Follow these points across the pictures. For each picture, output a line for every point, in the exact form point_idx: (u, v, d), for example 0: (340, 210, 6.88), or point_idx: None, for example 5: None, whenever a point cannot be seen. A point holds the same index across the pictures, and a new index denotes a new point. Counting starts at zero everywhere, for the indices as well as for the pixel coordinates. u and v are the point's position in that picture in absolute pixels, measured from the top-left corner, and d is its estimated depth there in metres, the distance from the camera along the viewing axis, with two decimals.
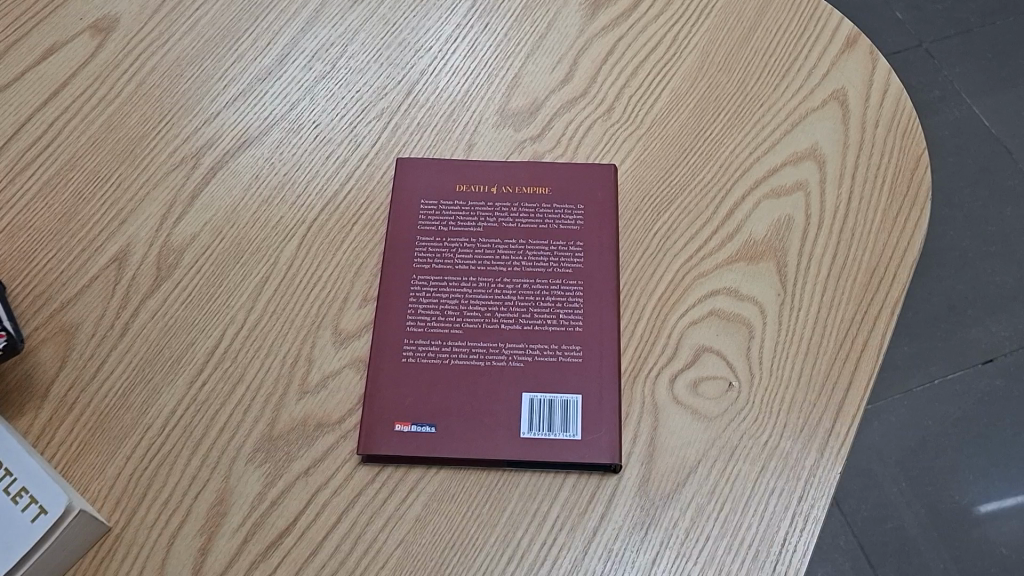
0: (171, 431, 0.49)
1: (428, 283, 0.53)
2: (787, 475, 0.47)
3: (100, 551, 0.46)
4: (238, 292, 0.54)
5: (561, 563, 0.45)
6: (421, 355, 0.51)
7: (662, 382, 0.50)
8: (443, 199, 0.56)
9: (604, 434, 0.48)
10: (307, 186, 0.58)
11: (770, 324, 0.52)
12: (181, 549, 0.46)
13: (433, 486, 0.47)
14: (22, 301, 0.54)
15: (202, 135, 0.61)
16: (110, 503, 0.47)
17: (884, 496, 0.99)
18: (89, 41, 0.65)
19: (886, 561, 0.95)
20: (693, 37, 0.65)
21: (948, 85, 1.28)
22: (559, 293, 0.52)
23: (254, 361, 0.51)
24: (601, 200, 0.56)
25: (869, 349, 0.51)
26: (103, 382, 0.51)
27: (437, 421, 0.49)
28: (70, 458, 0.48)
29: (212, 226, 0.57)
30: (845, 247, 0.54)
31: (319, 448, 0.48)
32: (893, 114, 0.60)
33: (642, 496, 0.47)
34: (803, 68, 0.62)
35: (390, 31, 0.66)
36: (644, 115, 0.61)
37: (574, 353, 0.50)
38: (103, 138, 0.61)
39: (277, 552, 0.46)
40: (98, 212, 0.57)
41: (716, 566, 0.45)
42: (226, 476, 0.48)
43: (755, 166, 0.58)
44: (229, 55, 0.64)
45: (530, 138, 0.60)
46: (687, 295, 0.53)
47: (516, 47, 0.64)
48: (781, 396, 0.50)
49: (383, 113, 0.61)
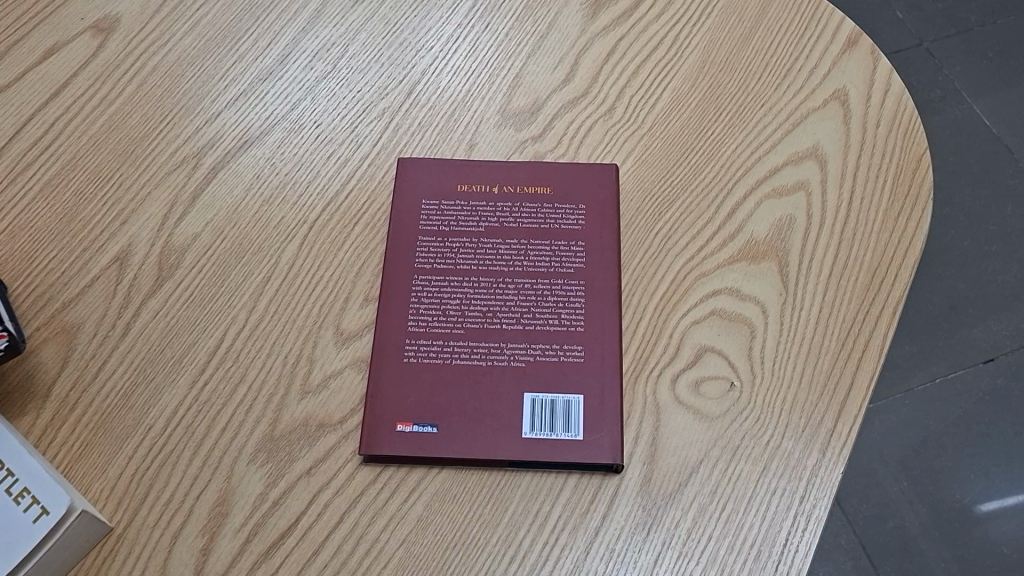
0: (173, 431, 0.49)
1: (429, 283, 0.53)
2: (789, 475, 0.47)
3: (102, 551, 0.46)
4: (240, 292, 0.54)
5: (563, 562, 0.45)
6: (422, 355, 0.51)
7: (664, 382, 0.50)
8: (445, 199, 0.56)
9: (606, 434, 0.48)
10: (309, 186, 0.58)
11: (772, 323, 0.52)
12: (184, 549, 0.46)
13: (435, 486, 0.47)
14: (23, 301, 0.54)
15: (203, 135, 0.61)
16: (112, 503, 0.47)
17: (885, 495, 0.99)
18: (90, 41, 0.65)
19: (887, 560, 0.95)
20: (695, 37, 0.65)
21: (949, 84, 1.28)
22: (560, 293, 0.52)
23: (256, 361, 0.51)
24: (602, 199, 0.56)
25: (871, 348, 0.51)
26: (105, 382, 0.51)
27: (439, 421, 0.49)
28: (71, 458, 0.48)
29: (213, 226, 0.57)
30: (846, 247, 0.54)
31: (321, 448, 0.48)
32: (895, 114, 0.60)
33: (644, 496, 0.47)
34: (804, 68, 0.62)
35: (391, 31, 0.66)
36: (645, 115, 0.61)
37: (576, 353, 0.50)
38: (104, 138, 0.60)
39: (279, 552, 0.46)
40: (100, 212, 0.57)
41: (718, 566, 0.45)
42: (228, 476, 0.48)
43: (756, 166, 0.58)
44: (230, 55, 0.64)
45: (531, 138, 0.60)
46: (688, 295, 0.53)
47: (517, 47, 0.64)
48: (783, 396, 0.50)
49: (384, 113, 0.61)
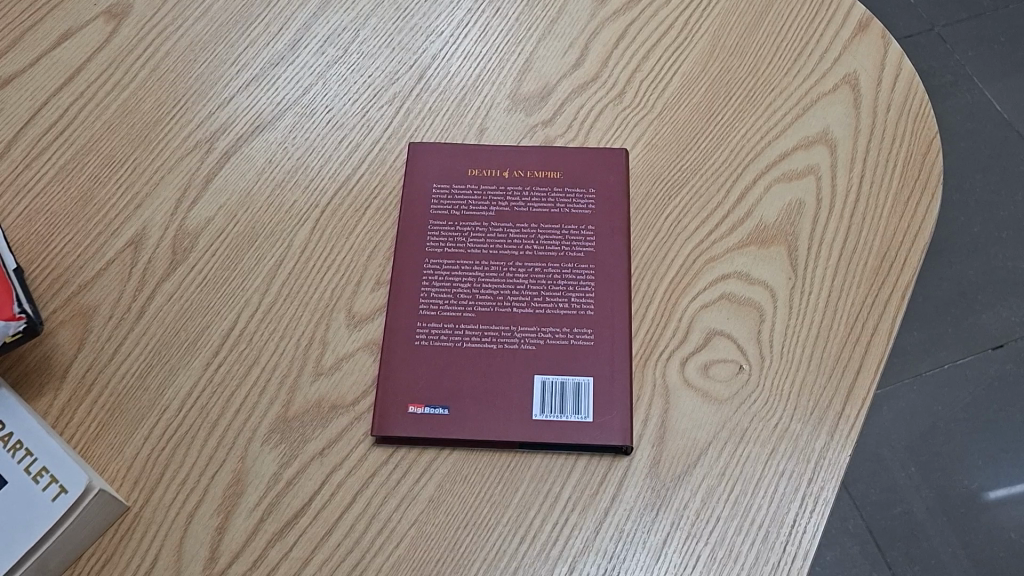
0: (188, 412, 0.50)
1: (441, 267, 0.53)
2: (797, 457, 0.48)
3: (120, 528, 0.47)
4: (253, 275, 0.55)
5: (572, 543, 0.46)
6: (433, 338, 0.51)
7: (673, 365, 0.51)
8: (456, 183, 0.57)
9: (615, 416, 0.48)
10: (320, 171, 0.59)
11: (782, 307, 0.52)
12: (199, 529, 0.47)
13: (447, 466, 0.48)
14: (40, 285, 0.55)
15: (215, 120, 0.61)
16: (128, 482, 0.48)
17: (893, 480, 0.99)
18: (103, 27, 0.65)
19: (894, 545, 0.95)
20: (705, 21, 0.65)
21: (960, 69, 1.27)
22: (570, 277, 0.53)
23: (269, 344, 0.52)
24: (613, 184, 0.57)
25: (879, 332, 0.51)
26: (121, 364, 0.52)
27: (450, 404, 0.49)
28: (88, 439, 0.49)
29: (227, 210, 0.57)
30: (857, 230, 0.55)
31: (334, 429, 0.49)
32: (906, 99, 0.59)
33: (652, 478, 0.47)
34: (814, 53, 0.62)
35: (401, 16, 0.66)
36: (655, 100, 0.61)
37: (586, 336, 0.51)
38: (118, 123, 0.61)
39: (293, 532, 0.46)
40: (115, 196, 0.58)
41: (726, 548, 0.45)
42: (242, 457, 0.48)
43: (766, 151, 0.58)
44: (242, 40, 0.65)
45: (541, 123, 0.60)
46: (697, 280, 0.53)
47: (527, 33, 0.64)
48: (793, 378, 0.50)
49: (395, 98, 0.62)
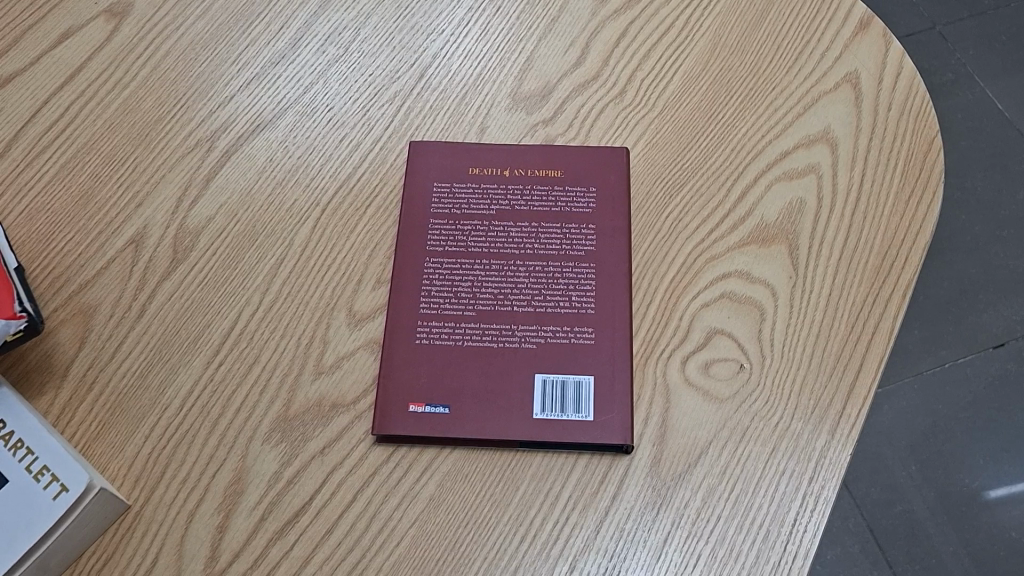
0: (189, 410, 0.50)
1: (441, 266, 0.53)
2: (798, 457, 0.48)
3: (121, 527, 0.47)
4: (253, 274, 0.55)
5: (573, 542, 0.46)
6: (433, 337, 0.51)
7: (674, 363, 0.51)
8: (456, 182, 0.57)
9: (615, 415, 0.48)
10: (321, 170, 0.59)
11: (782, 306, 0.52)
12: (200, 527, 0.47)
13: (447, 465, 0.48)
14: (41, 284, 0.55)
15: (216, 119, 0.61)
16: (129, 481, 0.48)
17: (894, 479, 0.99)
18: (104, 25, 0.65)
19: (895, 544, 0.95)
20: (706, 20, 0.65)
21: (961, 68, 1.27)
22: (571, 276, 0.52)
23: (269, 343, 0.52)
24: (614, 183, 0.56)
25: (880, 331, 0.51)
26: (121, 363, 0.52)
27: (451, 403, 0.49)
28: (89, 438, 0.49)
29: (227, 209, 0.57)
30: (857, 229, 0.54)
31: (334, 428, 0.49)
32: (907, 98, 0.59)
33: (653, 477, 0.47)
34: (815, 52, 0.62)
35: (402, 15, 0.66)
36: (656, 99, 0.61)
37: (586, 336, 0.51)
38: (119, 122, 0.61)
39: (294, 531, 0.46)
40: (115, 194, 0.58)
41: (727, 547, 0.45)
42: (242, 455, 0.48)
43: (766, 150, 0.58)
44: (242, 39, 0.65)
45: (542, 122, 0.60)
46: (698, 279, 0.53)
47: (528, 32, 0.64)
48: (793, 377, 0.50)
49: (395, 97, 0.62)
